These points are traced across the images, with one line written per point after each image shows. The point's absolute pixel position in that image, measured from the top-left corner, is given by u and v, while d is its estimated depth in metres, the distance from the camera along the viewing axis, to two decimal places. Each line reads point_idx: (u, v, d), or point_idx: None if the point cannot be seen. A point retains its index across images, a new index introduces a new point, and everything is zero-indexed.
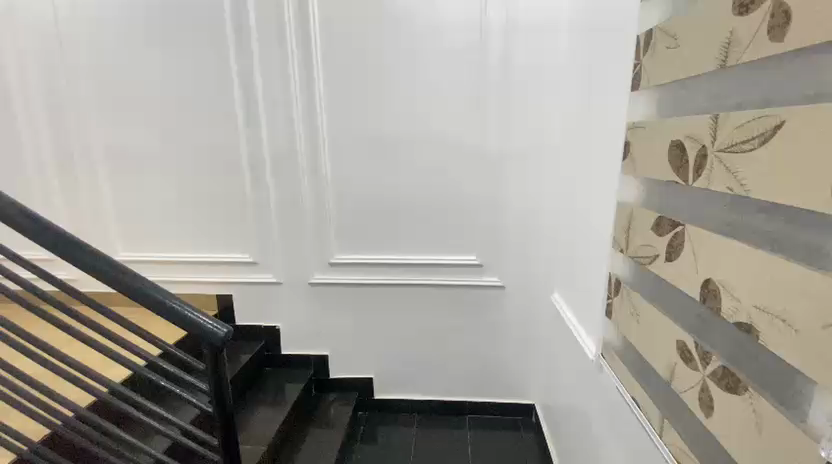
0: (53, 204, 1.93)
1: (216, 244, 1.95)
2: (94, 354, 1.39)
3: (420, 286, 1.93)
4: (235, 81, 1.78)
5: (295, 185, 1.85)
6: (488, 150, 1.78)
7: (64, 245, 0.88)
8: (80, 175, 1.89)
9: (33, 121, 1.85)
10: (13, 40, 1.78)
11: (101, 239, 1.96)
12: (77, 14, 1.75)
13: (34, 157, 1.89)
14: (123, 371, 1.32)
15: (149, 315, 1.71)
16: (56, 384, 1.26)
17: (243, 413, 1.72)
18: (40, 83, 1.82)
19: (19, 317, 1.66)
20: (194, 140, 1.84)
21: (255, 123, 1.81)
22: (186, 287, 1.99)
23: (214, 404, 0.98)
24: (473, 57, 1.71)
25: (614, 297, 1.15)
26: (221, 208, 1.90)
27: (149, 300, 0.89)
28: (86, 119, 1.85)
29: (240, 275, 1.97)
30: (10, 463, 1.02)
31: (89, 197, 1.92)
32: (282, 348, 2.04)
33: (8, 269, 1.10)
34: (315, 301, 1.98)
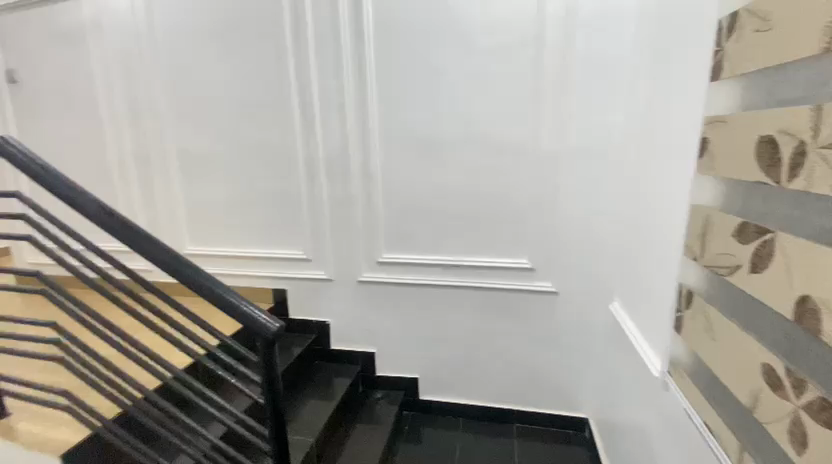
0: (132, 201, 2.11)
1: (272, 240, 2.03)
2: (161, 341, 1.50)
3: (468, 288, 1.88)
4: (291, 82, 1.83)
5: (346, 184, 1.88)
6: (543, 148, 1.69)
7: (133, 238, 0.94)
8: (154, 174, 2.06)
9: (117, 125, 2.04)
10: (101, 51, 1.97)
11: (171, 233, 2.12)
12: (153, 24, 1.90)
13: (116, 157, 2.08)
14: (185, 359, 1.40)
15: (210, 307, 1.82)
16: (128, 367, 1.37)
17: (293, 404, 1.77)
18: (124, 90, 1.99)
19: (101, 303, 1.84)
20: (254, 140, 1.93)
21: (310, 124, 1.86)
22: (244, 280, 2.10)
23: (265, 395, 1.00)
24: (529, 51, 1.63)
25: (685, 311, 1.03)
26: (277, 205, 1.98)
27: (208, 292, 0.93)
28: (160, 122, 2.00)
29: (293, 271, 2.04)
30: (85, 437, 1.12)
31: (162, 194, 2.08)
32: (330, 343, 2.08)
33: (90, 259, 1.20)
34: (363, 299, 2.00)
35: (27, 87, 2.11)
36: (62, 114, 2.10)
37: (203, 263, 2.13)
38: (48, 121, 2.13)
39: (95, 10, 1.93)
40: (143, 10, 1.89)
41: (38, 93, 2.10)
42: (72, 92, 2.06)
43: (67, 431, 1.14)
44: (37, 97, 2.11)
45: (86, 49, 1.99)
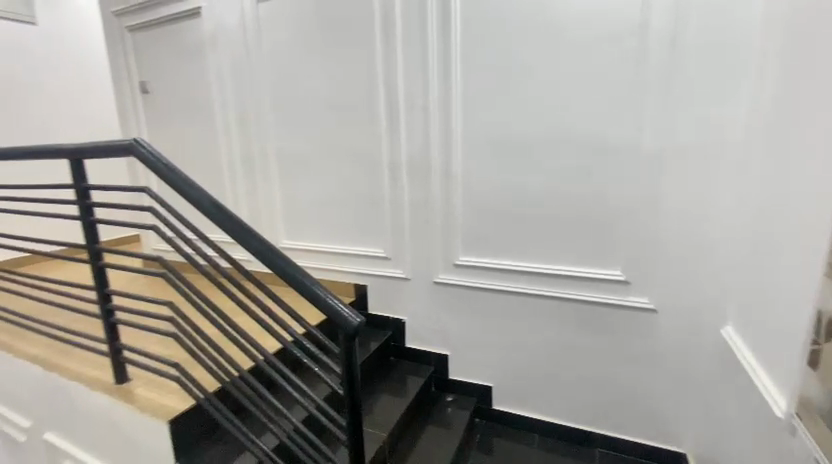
0: (238, 197, 2.36)
1: (355, 238, 2.12)
2: (257, 326, 1.64)
3: (549, 298, 1.77)
4: (379, 85, 1.89)
5: (426, 185, 1.88)
6: (643, 149, 1.52)
7: (234, 230, 1.04)
8: (257, 174, 2.27)
9: (228, 130, 2.29)
10: (218, 65, 2.22)
11: (269, 227, 2.32)
12: (259, 36, 2.08)
13: (227, 159, 2.34)
14: (276, 344, 1.51)
15: (297, 297, 1.95)
16: (227, 347, 1.52)
17: (369, 397, 1.83)
18: (234, 98, 2.23)
19: (210, 287, 2.07)
20: (343, 142, 2.03)
21: (395, 126, 1.90)
22: (329, 273, 2.23)
23: (344, 386, 1.03)
24: (631, 42, 1.48)
25: (825, 344, 0.84)
26: (361, 205, 2.06)
27: (298, 284, 0.99)
28: (263, 127, 2.20)
29: (373, 269, 2.10)
30: (190, 406, 1.26)
31: (262, 191, 2.29)
32: (406, 341, 2.11)
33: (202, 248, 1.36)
34: (438, 301, 1.99)
35: (160, 97, 2.47)
36: (186, 120, 2.41)
37: (294, 255, 2.30)
38: (175, 126, 2.46)
39: (213, 27, 2.18)
40: (251, 24, 2.08)
41: (169, 103, 2.45)
42: (194, 101, 2.36)
43: (177, 398, 1.30)
44: (168, 105, 2.45)
45: (207, 63, 2.26)
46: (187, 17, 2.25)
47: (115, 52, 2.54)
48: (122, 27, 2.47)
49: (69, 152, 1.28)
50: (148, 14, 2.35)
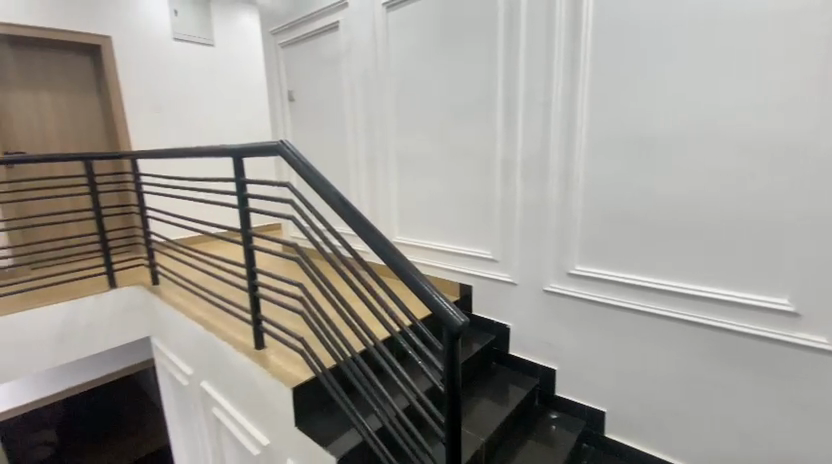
0: (360, 193, 2.57)
1: (465, 238, 2.12)
2: (369, 313, 1.76)
3: (682, 322, 1.54)
4: (498, 85, 1.86)
5: (543, 186, 1.79)
6: (828, 150, 1.19)
7: (356, 224, 1.12)
8: (378, 171, 2.44)
9: (355, 131, 2.50)
10: (351, 72, 2.44)
11: (386, 222, 2.48)
12: (387, 44, 2.23)
13: (352, 157, 2.56)
14: (385, 333, 1.60)
15: (406, 290, 2.03)
16: (343, 329, 1.66)
17: (469, 399, 1.82)
18: (362, 102, 2.42)
19: (332, 274, 2.30)
20: (458, 143, 2.05)
21: (512, 125, 1.84)
22: (436, 271, 2.28)
23: (446, 383, 1.03)
24: (821, 15, 1.17)
25: None
26: (472, 205, 2.06)
27: (409, 278, 1.02)
28: (385, 128, 2.35)
29: (480, 270, 2.08)
30: (309, 379, 1.41)
31: (382, 188, 2.45)
32: (510, 348, 2.05)
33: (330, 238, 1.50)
34: (547, 310, 1.88)
35: (302, 103, 2.82)
36: (321, 124, 2.72)
37: (405, 251, 2.42)
38: (312, 129, 2.79)
39: (347, 38, 2.40)
40: (380, 33, 2.23)
41: (309, 108, 2.77)
42: (328, 107, 2.64)
43: (299, 369, 1.47)
44: (307, 111, 2.79)
45: (341, 71, 2.50)
46: (327, 31, 2.52)
47: (270, 66, 2.99)
48: (276, 44, 2.88)
49: (234, 151, 1.53)
50: (297, 31, 2.70)
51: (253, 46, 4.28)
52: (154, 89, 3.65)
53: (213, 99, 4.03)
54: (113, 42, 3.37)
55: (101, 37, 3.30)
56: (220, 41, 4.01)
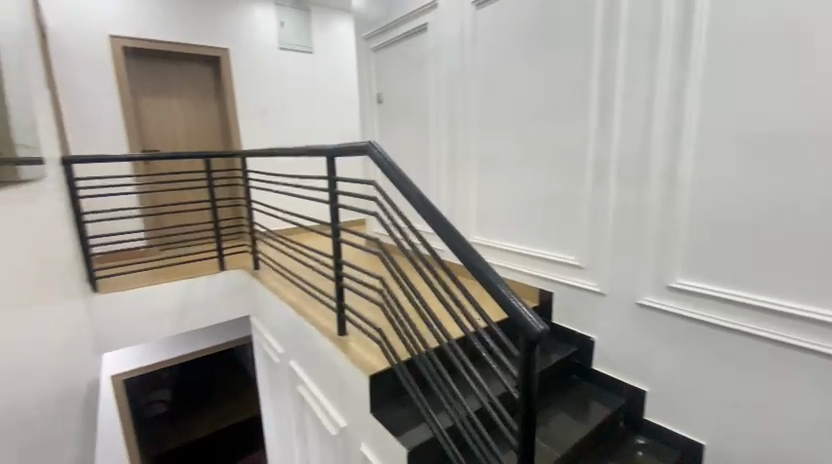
0: (440, 192, 2.59)
1: (548, 242, 2.03)
2: (445, 311, 1.77)
3: (811, 356, 1.27)
4: (592, 81, 1.74)
5: (642, 189, 1.63)
6: None
7: (435, 223, 1.14)
8: (459, 171, 2.44)
9: (438, 131, 2.53)
10: (436, 73, 2.47)
11: (464, 223, 2.47)
12: (474, 44, 2.21)
13: (434, 157, 2.59)
14: (459, 332, 1.60)
15: (484, 293, 2.00)
16: (419, 324, 1.69)
17: (545, 410, 1.74)
18: (447, 102, 2.44)
19: (411, 271, 2.36)
20: (545, 143, 1.96)
21: (608, 123, 1.71)
22: (515, 275, 2.22)
23: (520, 390, 0.99)
24: None
25: None
26: (558, 208, 1.95)
27: (486, 279, 1.00)
28: (469, 128, 2.33)
29: (563, 277, 1.98)
30: (385, 369, 1.46)
31: (462, 188, 2.44)
32: (593, 362, 1.91)
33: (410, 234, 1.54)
34: (639, 325, 1.71)
35: (389, 105, 2.93)
36: (406, 125, 2.80)
37: (484, 252, 2.38)
38: (397, 129, 2.88)
39: (435, 40, 2.43)
40: (468, 33, 2.23)
41: (395, 109, 2.87)
42: (414, 108, 2.71)
43: (376, 358, 1.53)
44: (394, 112, 2.89)
45: (427, 73, 2.54)
46: (416, 33, 2.58)
47: (362, 70, 3.15)
48: (369, 49, 3.03)
49: (328, 151, 1.65)
50: (388, 35, 2.81)
51: (347, 52, 4.54)
52: (262, 96, 4.07)
53: (311, 103, 4.37)
54: (231, 55, 3.84)
55: (221, 50, 3.79)
56: (318, 49, 4.32)
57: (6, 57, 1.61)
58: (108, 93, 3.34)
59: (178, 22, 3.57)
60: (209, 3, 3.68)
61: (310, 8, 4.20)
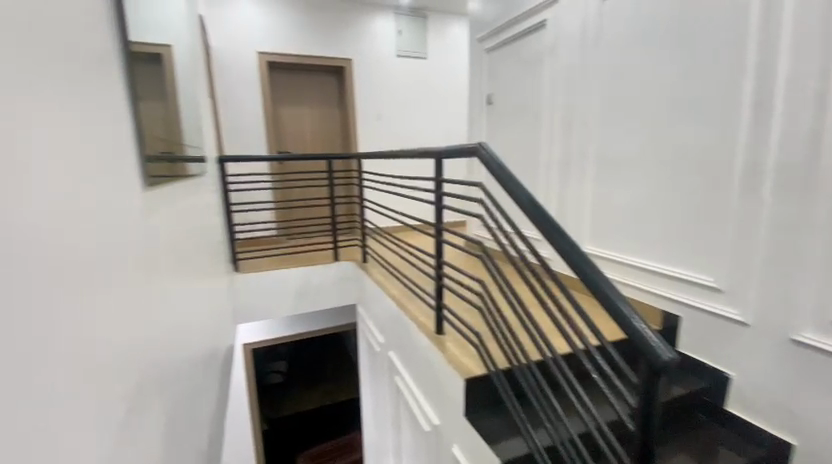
0: (551, 196, 2.45)
1: (677, 258, 1.77)
2: (550, 324, 1.67)
3: None
4: (748, 69, 1.44)
5: (809, 201, 1.29)
6: None
7: (547, 228, 1.07)
8: (573, 175, 2.27)
9: (552, 132, 2.39)
10: (553, 71, 2.34)
11: (577, 230, 2.29)
12: (600, 36, 2.03)
13: (546, 159, 2.46)
14: (566, 348, 1.49)
15: (599, 311, 1.83)
16: (521, 333, 1.62)
17: (663, 447, 1.52)
18: (564, 101, 2.29)
19: (516, 279, 2.28)
20: (678, 143, 1.71)
21: (763, 120, 1.40)
22: (635, 292, 1.99)
23: (637, 422, 0.88)
24: None
25: None
26: (692, 220, 1.68)
27: (602, 294, 0.90)
28: (587, 129, 2.16)
29: (695, 300, 1.71)
30: (483, 376, 1.43)
31: (576, 192, 2.27)
32: (727, 402, 1.61)
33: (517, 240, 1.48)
34: (797, 368, 1.37)
35: (500, 106, 2.86)
36: (516, 125, 2.71)
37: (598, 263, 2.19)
38: (507, 130, 2.81)
39: (554, 36, 2.30)
40: (593, 25, 2.05)
41: (507, 110, 2.79)
42: (525, 108, 2.61)
43: (473, 362, 1.51)
44: (505, 113, 2.81)
45: (543, 71, 2.42)
46: (533, 30, 2.47)
47: (475, 72, 3.15)
48: (482, 50, 3.01)
49: (436, 152, 1.67)
50: (503, 35, 2.76)
51: (460, 55, 4.59)
52: (378, 100, 4.34)
53: (422, 106, 4.51)
54: (353, 64, 4.17)
55: (345, 60, 4.14)
56: (433, 54, 4.45)
57: (184, 75, 1.98)
58: (253, 103, 3.90)
59: (311, 37, 4.01)
60: (338, 18, 4.05)
61: (427, 14, 4.33)
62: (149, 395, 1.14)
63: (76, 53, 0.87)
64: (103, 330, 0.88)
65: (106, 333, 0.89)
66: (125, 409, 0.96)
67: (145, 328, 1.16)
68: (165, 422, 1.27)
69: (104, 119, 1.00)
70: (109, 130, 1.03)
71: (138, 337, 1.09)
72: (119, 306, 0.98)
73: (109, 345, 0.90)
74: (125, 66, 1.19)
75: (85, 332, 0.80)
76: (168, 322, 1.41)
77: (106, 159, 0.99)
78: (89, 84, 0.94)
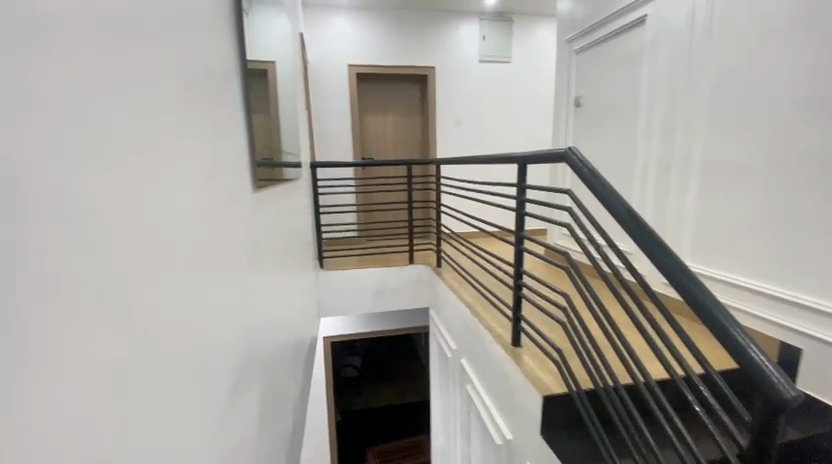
0: (646, 205, 2.24)
1: (799, 282, 1.51)
2: (643, 346, 1.53)
3: None
4: None
5: None
6: None
7: (645, 242, 0.98)
8: (674, 184, 2.04)
9: (650, 136, 2.19)
10: (653, 70, 2.15)
11: (677, 243, 2.06)
12: (709, 31, 1.81)
13: (641, 165, 2.26)
14: (662, 374, 1.36)
15: (708, 337, 1.65)
16: (607, 352, 1.51)
17: None
18: (664, 102, 2.09)
19: (605, 297, 2.13)
20: (804, 147, 1.45)
21: None
22: (747, 317, 1.73)
23: None
24: None
25: None
26: (822, 237, 1.41)
27: (708, 317, 0.79)
28: (691, 131, 1.94)
29: (821, 332, 1.44)
30: (563, 393, 1.36)
31: (676, 203, 2.04)
32: None
33: (608, 253, 1.39)
34: None
35: (590, 109, 2.70)
36: (607, 130, 2.53)
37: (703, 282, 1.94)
38: (596, 135, 2.64)
39: (656, 33, 2.11)
40: (702, 18, 1.84)
41: (597, 113, 2.63)
42: (619, 112, 2.43)
43: (552, 379, 1.44)
44: (595, 117, 2.65)
45: (640, 70, 2.24)
46: (631, 28, 2.30)
47: (562, 74, 3.02)
48: (571, 51, 2.87)
49: (520, 158, 1.63)
50: (595, 34, 2.60)
51: (546, 57, 4.43)
52: (459, 107, 4.36)
53: (504, 111, 4.44)
54: (436, 71, 4.25)
55: (428, 68, 4.23)
56: (517, 58, 4.36)
57: (285, 89, 2.19)
58: (342, 112, 4.15)
59: (396, 48, 4.16)
60: (423, 28, 4.16)
61: (513, 18, 4.27)
62: (247, 378, 1.27)
63: (201, 76, 0.99)
64: (214, 316, 1.00)
65: (217, 318, 1.01)
66: (228, 388, 1.08)
67: (247, 316, 1.30)
68: (259, 405, 1.40)
69: (222, 130, 1.14)
70: (225, 140, 1.17)
71: (241, 324, 1.23)
72: (228, 295, 1.11)
73: (218, 328, 1.02)
74: (239, 83, 1.34)
75: (202, 317, 0.92)
76: (265, 312, 1.56)
77: (222, 168, 1.12)
78: (214, 99, 1.08)
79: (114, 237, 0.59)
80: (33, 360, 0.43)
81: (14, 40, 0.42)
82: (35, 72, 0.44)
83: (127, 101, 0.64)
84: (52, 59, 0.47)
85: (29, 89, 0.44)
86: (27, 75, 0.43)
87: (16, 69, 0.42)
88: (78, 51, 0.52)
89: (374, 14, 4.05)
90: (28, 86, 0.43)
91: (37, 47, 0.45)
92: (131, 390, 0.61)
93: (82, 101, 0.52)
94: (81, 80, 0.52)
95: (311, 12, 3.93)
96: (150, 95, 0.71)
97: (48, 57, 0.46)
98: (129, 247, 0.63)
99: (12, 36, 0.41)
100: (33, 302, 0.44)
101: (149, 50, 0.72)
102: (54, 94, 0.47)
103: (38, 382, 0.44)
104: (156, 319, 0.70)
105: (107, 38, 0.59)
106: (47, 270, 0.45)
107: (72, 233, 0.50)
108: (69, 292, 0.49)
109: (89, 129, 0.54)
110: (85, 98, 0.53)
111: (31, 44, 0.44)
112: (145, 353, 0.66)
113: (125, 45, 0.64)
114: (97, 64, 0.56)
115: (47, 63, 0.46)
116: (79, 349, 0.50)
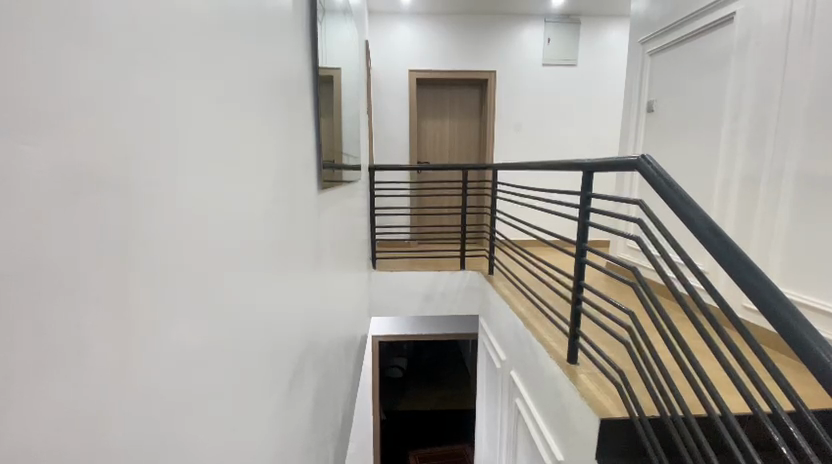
0: (726, 217, 2.02)
1: None
2: (722, 376, 1.39)
3: None
4: None
5: None
6: None
7: (731, 261, 0.88)
8: (762, 195, 1.84)
9: (733, 143, 1.99)
10: (740, 71, 1.96)
11: (765, 261, 1.82)
12: (810, 26, 1.61)
13: (722, 176, 2.05)
14: (743, 407, 1.24)
15: (803, 373, 1.48)
16: (677, 379, 1.39)
17: None
18: (752, 106, 1.88)
19: (680, 321, 1.96)
20: None
21: None
22: None
23: None
24: None
25: None
26: None
27: (804, 352, 0.69)
28: (785, 138, 1.73)
29: None
30: (624, 418, 1.27)
31: (765, 216, 1.83)
32: None
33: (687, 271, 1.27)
34: None
35: (664, 116, 2.52)
36: (683, 136, 2.34)
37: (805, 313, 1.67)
38: (670, 141, 2.45)
39: (745, 31, 1.91)
40: (802, 14, 1.64)
41: (671, 119, 2.45)
42: (698, 117, 2.24)
43: (612, 402, 1.34)
44: (668, 123, 2.47)
45: (725, 72, 2.05)
46: (716, 27, 2.11)
47: (633, 78, 2.85)
48: (645, 54, 2.71)
49: (586, 165, 1.56)
50: (672, 35, 2.43)
51: (616, 61, 4.20)
52: (518, 111, 4.26)
53: (566, 116, 4.27)
54: (497, 76, 4.20)
55: (489, 73, 4.19)
56: (583, 61, 4.19)
57: (348, 94, 2.28)
58: (401, 116, 4.23)
59: (456, 52, 4.17)
60: (485, 32, 4.13)
61: (580, 20, 4.11)
62: (304, 369, 1.33)
63: (274, 83, 1.05)
64: (277, 311, 1.06)
65: (278, 312, 1.07)
66: (287, 377, 1.14)
67: (306, 312, 1.36)
68: (313, 396, 1.47)
69: (292, 133, 1.20)
70: (294, 142, 1.23)
71: (301, 319, 1.30)
72: (290, 290, 1.17)
73: (279, 323, 1.08)
74: (309, 90, 1.41)
75: (266, 311, 0.98)
76: (323, 307, 1.64)
77: (290, 170, 1.18)
78: (286, 106, 1.15)
79: (188, 237, 0.64)
80: (114, 346, 0.47)
81: (110, 53, 0.46)
82: (130, 86, 0.50)
83: (204, 106, 0.68)
84: (143, 73, 0.52)
85: (121, 96, 0.48)
86: (118, 83, 0.47)
87: (110, 82, 0.46)
88: (162, 61, 0.56)
89: (436, 19, 4.08)
90: (126, 101, 0.49)
91: (134, 64, 0.50)
92: (200, 374, 0.67)
93: (165, 107, 0.57)
94: (165, 87, 0.57)
95: (376, 19, 4.06)
96: (224, 101, 0.76)
97: (142, 74, 0.52)
98: (199, 244, 0.67)
99: (108, 54, 0.46)
100: (117, 295, 0.47)
101: (225, 58, 0.76)
102: (143, 105, 0.52)
103: (120, 366, 0.48)
104: (222, 312, 0.75)
105: (188, 46, 0.63)
106: (136, 269, 0.51)
107: (156, 232, 0.55)
108: (151, 286, 0.54)
109: (167, 134, 0.58)
110: (168, 105, 0.58)
111: (129, 61, 0.49)
112: (211, 343, 0.71)
113: (205, 57, 0.69)
114: (178, 70, 0.61)
115: (138, 74, 0.51)
116: (155, 338, 0.55)
